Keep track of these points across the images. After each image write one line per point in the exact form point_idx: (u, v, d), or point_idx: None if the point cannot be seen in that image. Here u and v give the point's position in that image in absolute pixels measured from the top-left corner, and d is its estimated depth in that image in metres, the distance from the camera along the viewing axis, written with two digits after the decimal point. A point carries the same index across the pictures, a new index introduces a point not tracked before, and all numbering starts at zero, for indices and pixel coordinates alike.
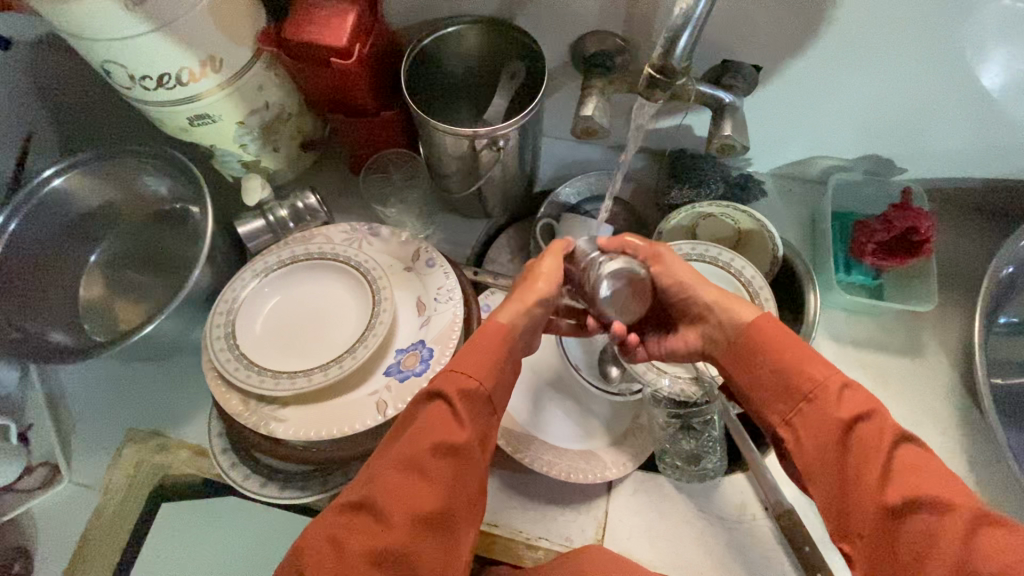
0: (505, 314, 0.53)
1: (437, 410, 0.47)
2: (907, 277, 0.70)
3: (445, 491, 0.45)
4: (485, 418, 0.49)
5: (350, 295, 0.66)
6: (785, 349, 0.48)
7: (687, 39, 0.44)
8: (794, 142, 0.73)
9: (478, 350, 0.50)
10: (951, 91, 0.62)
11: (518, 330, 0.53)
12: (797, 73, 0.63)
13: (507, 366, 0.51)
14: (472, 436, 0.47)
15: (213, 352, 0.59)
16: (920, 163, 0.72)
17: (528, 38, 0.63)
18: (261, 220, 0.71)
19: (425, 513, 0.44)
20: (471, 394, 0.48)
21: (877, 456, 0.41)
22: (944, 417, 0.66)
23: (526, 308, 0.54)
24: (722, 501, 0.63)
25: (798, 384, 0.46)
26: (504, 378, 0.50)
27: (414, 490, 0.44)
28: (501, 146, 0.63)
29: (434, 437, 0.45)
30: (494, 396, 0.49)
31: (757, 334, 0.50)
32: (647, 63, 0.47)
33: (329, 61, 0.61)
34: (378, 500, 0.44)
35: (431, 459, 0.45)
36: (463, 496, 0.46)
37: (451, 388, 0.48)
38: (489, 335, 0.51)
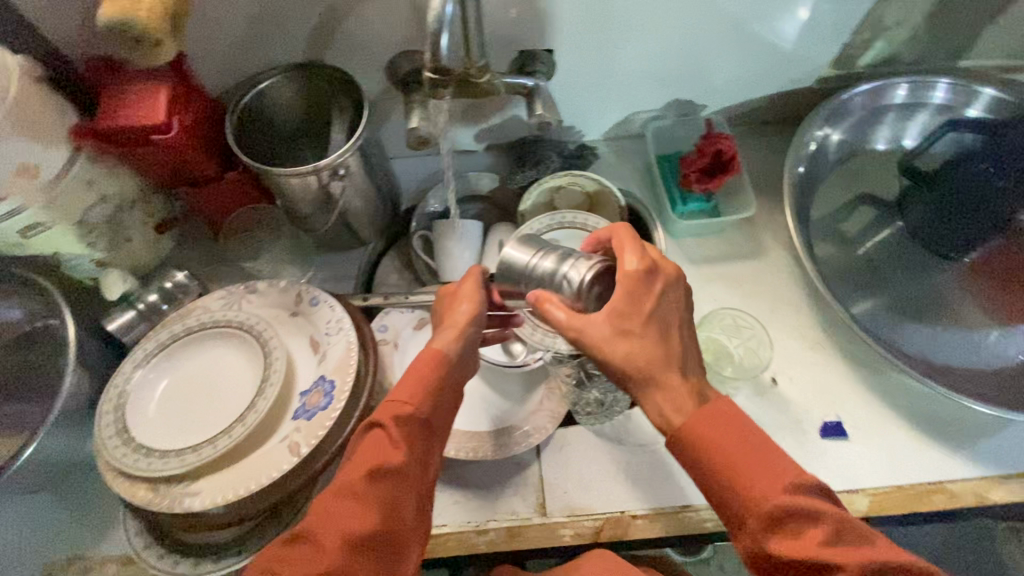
0: (442, 339, 0.55)
1: (374, 439, 0.51)
2: (730, 192, 0.80)
3: (382, 512, 0.48)
4: (421, 441, 0.52)
5: (241, 355, 0.66)
6: (696, 448, 0.48)
7: (448, 39, 0.48)
8: (610, 105, 0.82)
9: (413, 375, 0.54)
10: (715, 32, 0.73)
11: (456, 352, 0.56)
12: (583, 46, 0.72)
13: (442, 392, 0.54)
14: (407, 457, 0.50)
15: (108, 450, 0.58)
16: (714, 98, 0.83)
17: (342, 74, 0.67)
18: (131, 311, 0.70)
19: (360, 534, 0.46)
20: (407, 419, 0.51)
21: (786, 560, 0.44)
22: (795, 298, 0.77)
23: (460, 333, 0.56)
24: (636, 430, 0.70)
25: (709, 481, 0.49)
26: (439, 401, 0.54)
27: (349, 512, 0.47)
28: (343, 174, 0.68)
29: (368, 462, 0.49)
30: (430, 419, 0.53)
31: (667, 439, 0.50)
32: (424, 69, 0.50)
33: (150, 138, 0.62)
34: (315, 527, 0.47)
35: (367, 484, 0.48)
36: (401, 518, 0.49)
37: (386, 415, 0.51)
38: (422, 361, 0.54)
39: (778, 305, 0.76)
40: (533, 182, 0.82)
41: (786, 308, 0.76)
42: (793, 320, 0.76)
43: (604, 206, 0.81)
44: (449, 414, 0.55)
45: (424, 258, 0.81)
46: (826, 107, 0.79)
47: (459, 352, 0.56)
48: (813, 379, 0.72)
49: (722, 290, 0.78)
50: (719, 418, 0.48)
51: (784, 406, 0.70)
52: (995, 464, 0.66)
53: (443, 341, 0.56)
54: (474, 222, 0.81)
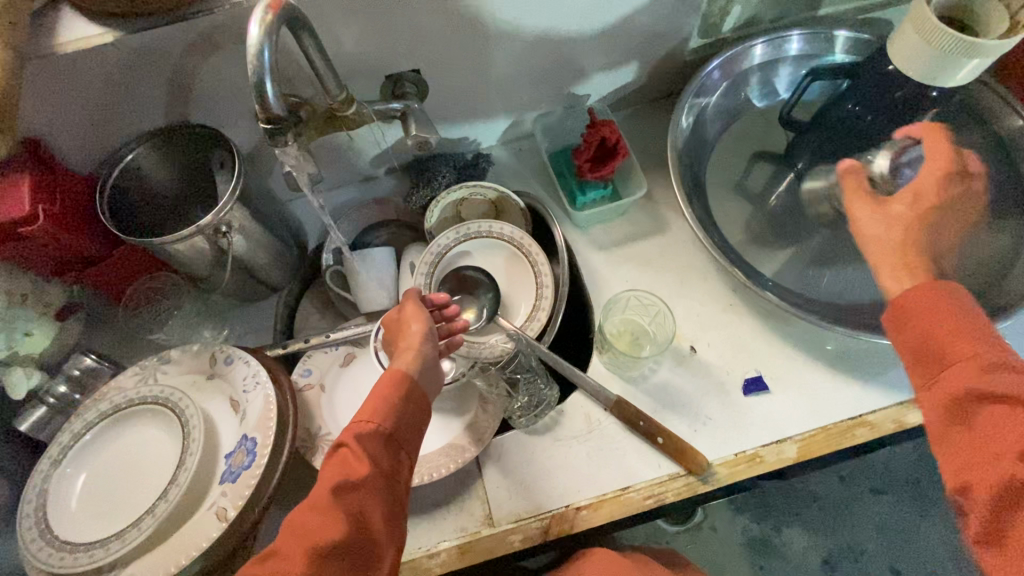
0: (400, 362, 0.56)
1: (338, 458, 0.50)
2: (624, 174, 0.82)
3: (347, 527, 0.47)
4: (389, 454, 0.51)
5: (160, 429, 0.65)
6: (937, 316, 0.51)
7: (275, 88, 0.48)
8: (494, 112, 0.83)
9: (375, 391, 0.54)
10: (576, 24, 0.73)
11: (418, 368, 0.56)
12: (448, 61, 0.72)
13: (407, 404, 0.53)
14: (371, 472, 0.49)
15: (32, 553, 0.57)
16: (595, 85, 0.85)
17: (208, 130, 0.66)
18: (42, 407, 0.69)
19: (324, 547, 0.46)
20: (373, 435, 0.51)
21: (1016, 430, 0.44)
22: (702, 265, 0.79)
23: (413, 348, 0.57)
24: (570, 423, 0.71)
25: (927, 351, 0.51)
26: (402, 413, 0.53)
27: (314, 525, 0.46)
28: (228, 229, 0.67)
29: (333, 478, 0.48)
30: (395, 432, 0.52)
31: (906, 307, 0.52)
32: (259, 120, 0.51)
33: (21, 231, 0.61)
34: (284, 546, 0.46)
35: (330, 500, 0.47)
36: (368, 531, 0.48)
37: (348, 434, 0.51)
38: (382, 377, 0.55)
39: (688, 274, 0.79)
40: (430, 201, 0.82)
41: (696, 276, 0.78)
42: (704, 286, 0.78)
43: (506, 211, 0.83)
44: (418, 425, 0.54)
45: (341, 292, 0.82)
46: (699, 77, 0.81)
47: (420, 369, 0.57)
48: (729, 340, 0.74)
49: (634, 271, 0.79)
50: (934, 295, 0.52)
51: (705, 371, 0.72)
52: (904, 387, 0.70)
53: (403, 359, 0.56)
54: (382, 249, 0.83)
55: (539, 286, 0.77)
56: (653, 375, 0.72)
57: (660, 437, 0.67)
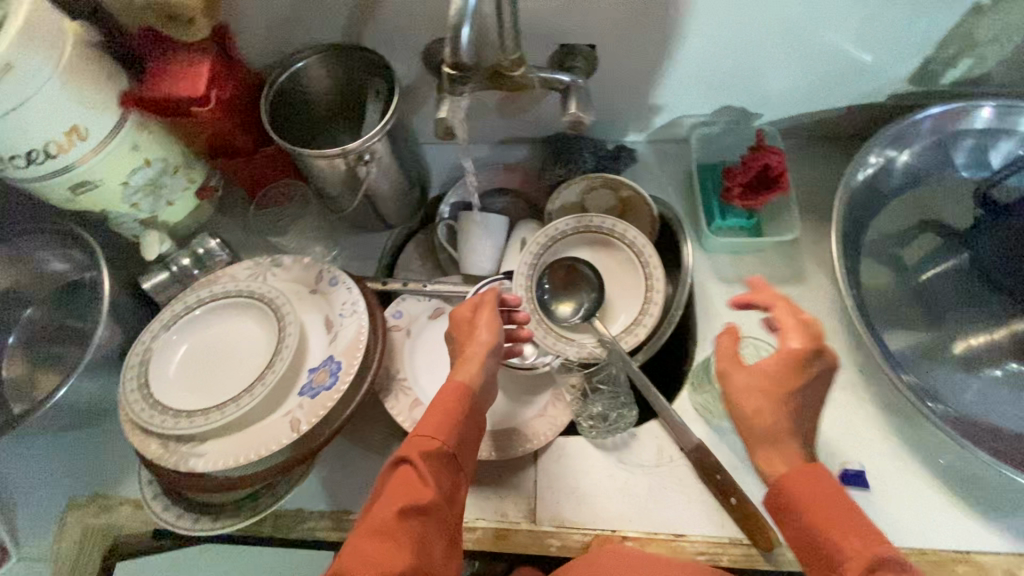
0: (461, 374, 0.58)
1: (404, 475, 0.51)
2: (773, 211, 0.75)
3: (415, 548, 0.48)
4: (449, 473, 0.54)
5: (259, 326, 0.69)
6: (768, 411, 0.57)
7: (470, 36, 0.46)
8: (655, 109, 0.78)
9: (440, 409, 0.55)
10: (777, 35, 0.67)
11: (478, 384, 0.59)
12: (629, 46, 0.68)
13: (466, 424, 0.56)
14: (438, 495, 0.51)
15: (128, 404, 0.62)
16: (771, 106, 0.77)
17: (377, 58, 0.66)
18: (166, 272, 0.74)
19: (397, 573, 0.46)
20: (437, 454, 0.53)
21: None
22: (830, 331, 0.72)
23: (479, 365, 0.59)
24: (640, 450, 0.67)
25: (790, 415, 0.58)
26: (463, 432, 0.55)
27: (386, 550, 0.47)
28: (370, 158, 0.67)
29: (403, 499, 0.49)
30: (457, 452, 0.54)
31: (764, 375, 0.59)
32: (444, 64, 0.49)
33: (190, 110, 0.64)
34: (353, 569, 0.46)
35: (399, 523, 0.48)
36: (431, 552, 0.50)
37: (414, 451, 0.52)
38: (447, 395, 0.56)
39: None
40: (561, 181, 0.79)
41: (819, 341, 0.71)
42: None
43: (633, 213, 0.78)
44: (473, 443, 0.57)
45: (449, 248, 0.82)
46: (896, 126, 0.71)
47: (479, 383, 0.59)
48: (836, 421, 0.67)
49: (753, 316, 0.73)
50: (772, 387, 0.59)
51: None
52: None
53: (466, 375, 0.58)
54: (496, 216, 0.80)
55: (647, 301, 0.72)
56: (742, 432, 0.67)
57: (733, 498, 0.63)
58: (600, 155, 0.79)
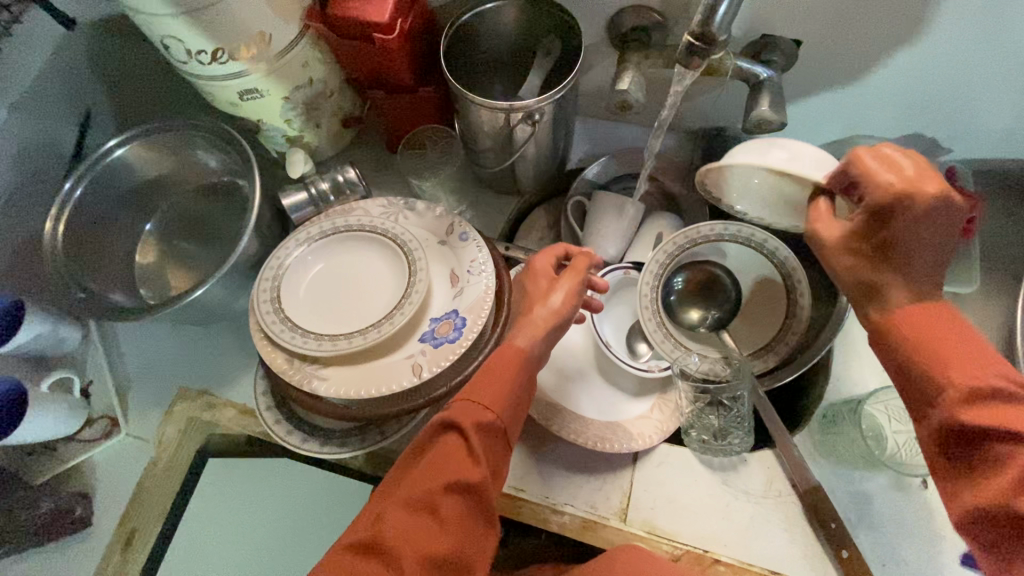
0: (519, 336, 0.54)
1: (451, 446, 0.46)
2: (949, 260, 0.68)
3: (458, 532, 0.44)
4: (498, 452, 0.48)
5: (387, 265, 0.68)
6: (938, 354, 0.39)
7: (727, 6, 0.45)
8: (833, 118, 0.72)
9: (495, 377, 0.50)
10: (1006, 65, 0.61)
11: (534, 353, 0.54)
12: (836, 45, 0.63)
13: (520, 399, 0.51)
14: (487, 475, 0.45)
15: (261, 314, 0.63)
16: (965, 142, 0.71)
17: (566, 14, 0.63)
18: (304, 193, 0.74)
19: (437, 556, 0.42)
20: (488, 428, 0.47)
21: (1012, 473, 0.36)
22: None
23: (542, 335, 0.55)
24: (747, 477, 0.64)
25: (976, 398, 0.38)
26: (519, 406, 0.50)
27: (425, 529, 0.43)
28: (536, 120, 0.65)
29: (448, 474, 0.45)
30: (510, 428, 0.49)
31: (921, 331, 0.40)
32: (687, 31, 0.48)
33: (371, 36, 0.63)
34: (388, 543, 0.43)
35: (443, 497, 0.44)
36: (473, 537, 0.45)
37: (466, 419, 0.47)
38: (504, 363, 0.51)
39: None
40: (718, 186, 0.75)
41: None
42: None
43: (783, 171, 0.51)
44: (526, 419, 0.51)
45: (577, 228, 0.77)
46: None
47: (538, 350, 0.54)
48: None
49: None
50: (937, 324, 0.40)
51: (930, 517, 0.60)
52: None
53: (524, 343, 0.53)
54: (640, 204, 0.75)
55: (784, 327, 0.68)
56: (863, 485, 0.62)
57: (845, 550, 0.59)
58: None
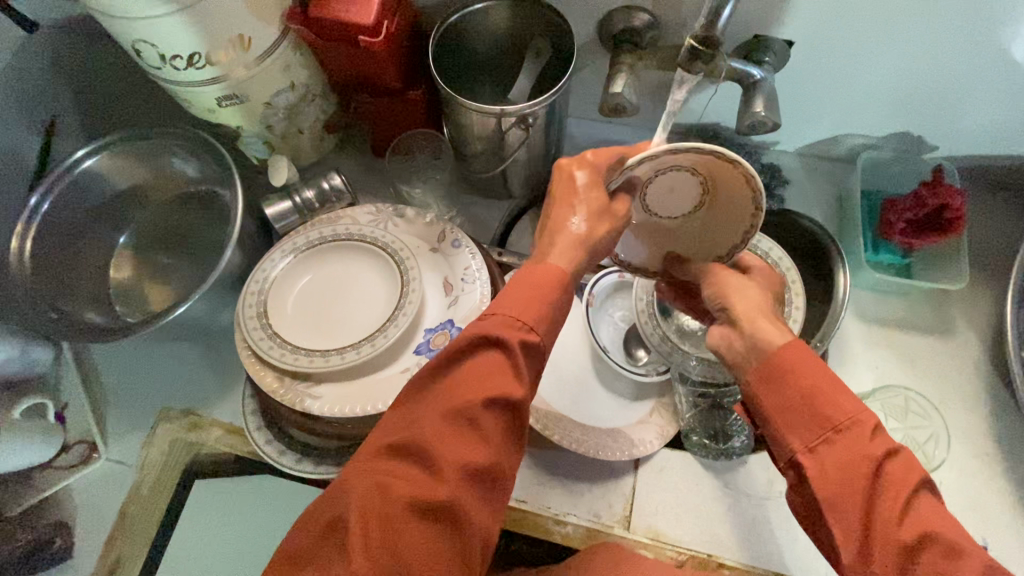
0: (556, 255, 0.46)
1: (492, 360, 0.42)
2: (937, 255, 0.69)
3: (497, 445, 0.42)
4: (538, 368, 0.45)
5: (378, 275, 0.66)
6: (805, 388, 0.40)
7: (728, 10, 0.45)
8: (823, 117, 0.73)
9: (541, 287, 0.45)
10: (989, 65, 0.62)
11: (578, 269, 0.47)
12: (827, 46, 0.63)
13: (565, 314, 0.46)
14: (527, 392, 0.43)
15: (247, 330, 0.60)
16: (951, 140, 0.72)
17: (557, 15, 0.62)
18: (288, 202, 0.71)
19: (475, 467, 0.40)
20: (533, 346, 0.43)
21: (891, 502, 0.37)
22: (974, 396, 0.66)
23: (584, 245, 0.46)
24: (748, 478, 0.64)
25: (830, 415, 0.39)
26: (563, 322, 0.46)
27: (463, 440, 0.41)
28: (529, 124, 0.63)
29: (489, 389, 0.41)
30: (552, 344, 0.45)
31: (784, 360, 0.42)
32: (688, 35, 0.47)
33: (356, 39, 0.61)
34: (429, 450, 0.40)
35: (483, 411, 0.41)
36: (510, 453, 0.43)
37: (513, 336, 0.42)
38: (552, 273, 0.45)
39: (951, 395, 0.66)
40: None
41: (960, 403, 0.66)
42: (965, 419, 0.65)
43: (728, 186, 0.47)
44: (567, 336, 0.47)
45: None
46: None
47: (582, 268, 0.47)
48: (968, 492, 0.62)
49: (887, 360, 0.68)
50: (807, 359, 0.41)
51: None
52: None
53: (569, 258, 0.46)
54: None
55: None
56: None
57: None
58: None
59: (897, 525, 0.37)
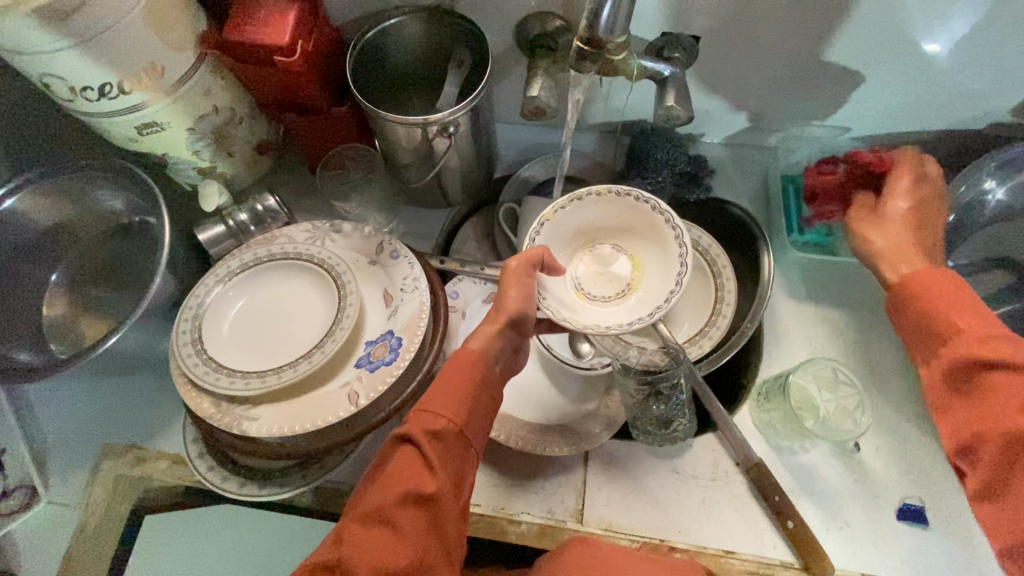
0: (473, 340, 0.52)
1: (406, 456, 0.46)
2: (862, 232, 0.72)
3: (415, 543, 0.43)
4: (458, 456, 0.47)
5: (317, 292, 0.66)
6: (932, 301, 0.53)
7: (611, 9, 0.47)
8: (742, 107, 0.76)
9: (450, 378, 0.49)
10: (883, 49, 0.65)
11: (495, 354, 0.52)
12: (731, 40, 0.66)
13: (481, 396, 0.50)
14: (443, 482, 0.45)
15: (182, 358, 0.59)
16: (861, 120, 0.75)
17: (471, 25, 0.63)
18: (222, 226, 0.71)
19: (394, 568, 0.42)
20: (439, 434, 0.47)
21: (1004, 394, 0.47)
22: (902, 362, 0.69)
23: (497, 329, 0.52)
24: (694, 461, 0.66)
25: (941, 328, 0.52)
26: (478, 407, 0.49)
27: (380, 543, 0.43)
28: (452, 132, 0.64)
29: (400, 486, 0.44)
30: (468, 429, 0.48)
31: (916, 283, 0.55)
32: (576, 37, 0.50)
33: (273, 59, 0.61)
34: (349, 559, 0.42)
35: (398, 509, 0.44)
36: (435, 547, 0.45)
37: (419, 428, 0.46)
38: (462, 364, 0.50)
39: (880, 363, 0.69)
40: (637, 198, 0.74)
41: (887, 369, 0.69)
42: (894, 383, 0.68)
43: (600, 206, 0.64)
44: (491, 418, 0.50)
45: (509, 232, 0.75)
46: (995, 156, 0.69)
47: (496, 351, 0.52)
48: (900, 452, 0.65)
49: (818, 334, 0.71)
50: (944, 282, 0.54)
51: (861, 475, 0.64)
52: None
53: (484, 346, 0.52)
54: None
55: (714, 314, 0.71)
56: (802, 454, 0.65)
57: (790, 521, 0.61)
58: (676, 172, 0.74)
59: (1000, 428, 0.46)
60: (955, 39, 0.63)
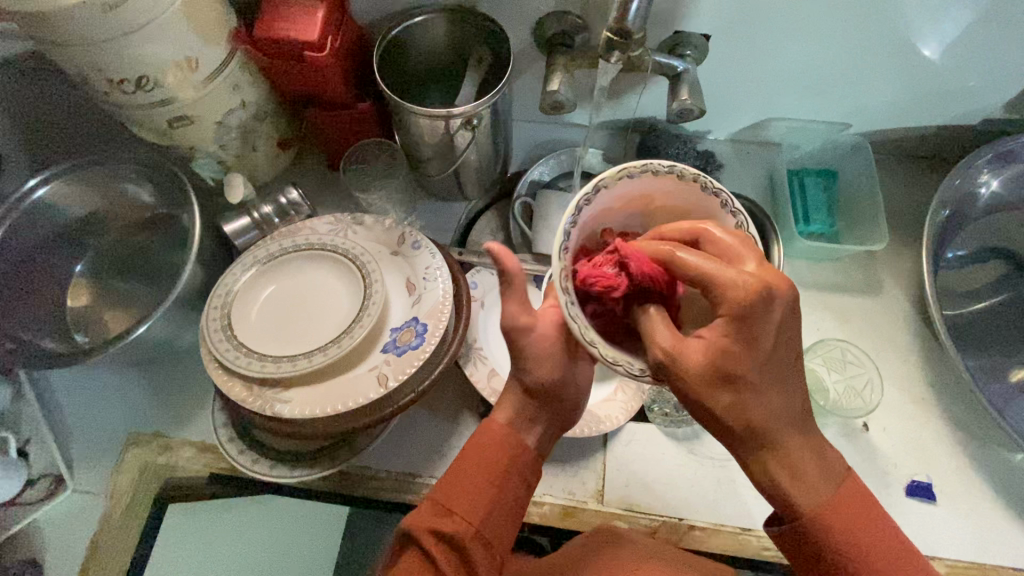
0: (498, 420, 0.53)
1: (414, 556, 0.47)
2: (861, 220, 0.77)
3: None
4: (474, 552, 0.48)
5: (341, 281, 0.68)
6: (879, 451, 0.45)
7: (639, 5, 0.50)
8: (747, 105, 0.79)
9: (463, 475, 0.50)
10: (882, 48, 0.69)
11: (521, 438, 0.52)
12: (739, 40, 0.69)
13: (502, 486, 0.50)
14: None
15: (213, 343, 0.61)
16: (862, 117, 0.79)
17: (492, 23, 0.66)
18: (247, 218, 0.72)
19: None
20: (448, 537, 0.47)
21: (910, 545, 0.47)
22: (905, 347, 0.72)
23: (525, 405, 0.53)
24: (710, 442, 0.68)
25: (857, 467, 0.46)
26: (497, 498, 0.50)
27: None
28: (475, 125, 0.67)
29: None
30: (486, 526, 0.49)
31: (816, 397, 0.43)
32: (606, 28, 0.53)
33: (302, 55, 0.64)
34: None
35: None
36: None
37: (426, 528, 0.48)
38: (480, 454, 0.51)
39: (885, 348, 0.72)
40: None
41: (892, 353, 0.72)
42: (898, 367, 0.71)
43: None
44: (517, 512, 0.50)
45: (525, 227, 0.78)
46: (987, 151, 0.73)
47: (523, 431, 0.53)
48: (906, 432, 0.67)
49: (826, 320, 0.74)
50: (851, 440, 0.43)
51: (871, 455, 0.66)
52: None
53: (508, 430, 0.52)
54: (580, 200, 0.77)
55: None
56: None
57: None
58: None
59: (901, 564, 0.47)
60: (949, 40, 0.67)
